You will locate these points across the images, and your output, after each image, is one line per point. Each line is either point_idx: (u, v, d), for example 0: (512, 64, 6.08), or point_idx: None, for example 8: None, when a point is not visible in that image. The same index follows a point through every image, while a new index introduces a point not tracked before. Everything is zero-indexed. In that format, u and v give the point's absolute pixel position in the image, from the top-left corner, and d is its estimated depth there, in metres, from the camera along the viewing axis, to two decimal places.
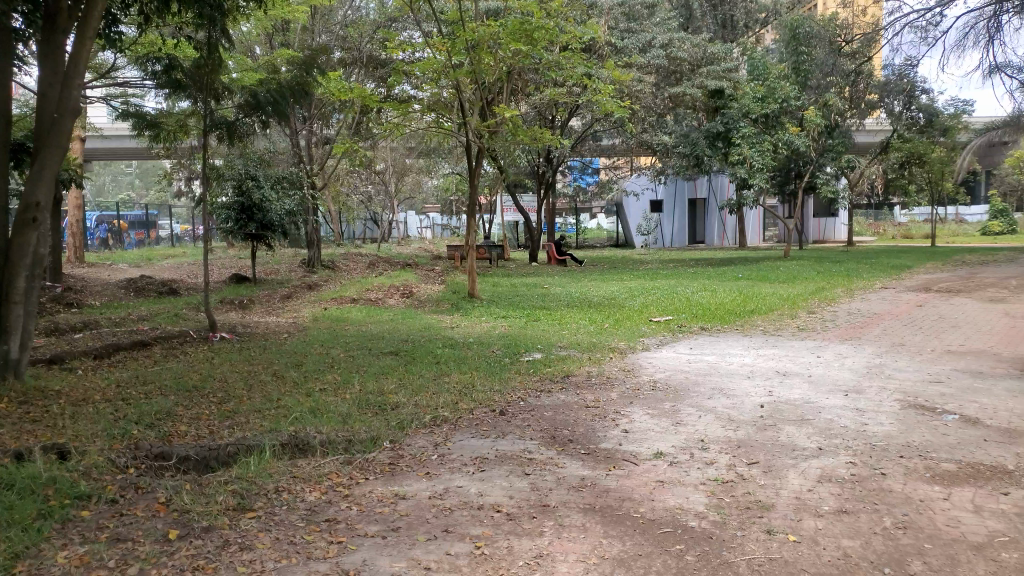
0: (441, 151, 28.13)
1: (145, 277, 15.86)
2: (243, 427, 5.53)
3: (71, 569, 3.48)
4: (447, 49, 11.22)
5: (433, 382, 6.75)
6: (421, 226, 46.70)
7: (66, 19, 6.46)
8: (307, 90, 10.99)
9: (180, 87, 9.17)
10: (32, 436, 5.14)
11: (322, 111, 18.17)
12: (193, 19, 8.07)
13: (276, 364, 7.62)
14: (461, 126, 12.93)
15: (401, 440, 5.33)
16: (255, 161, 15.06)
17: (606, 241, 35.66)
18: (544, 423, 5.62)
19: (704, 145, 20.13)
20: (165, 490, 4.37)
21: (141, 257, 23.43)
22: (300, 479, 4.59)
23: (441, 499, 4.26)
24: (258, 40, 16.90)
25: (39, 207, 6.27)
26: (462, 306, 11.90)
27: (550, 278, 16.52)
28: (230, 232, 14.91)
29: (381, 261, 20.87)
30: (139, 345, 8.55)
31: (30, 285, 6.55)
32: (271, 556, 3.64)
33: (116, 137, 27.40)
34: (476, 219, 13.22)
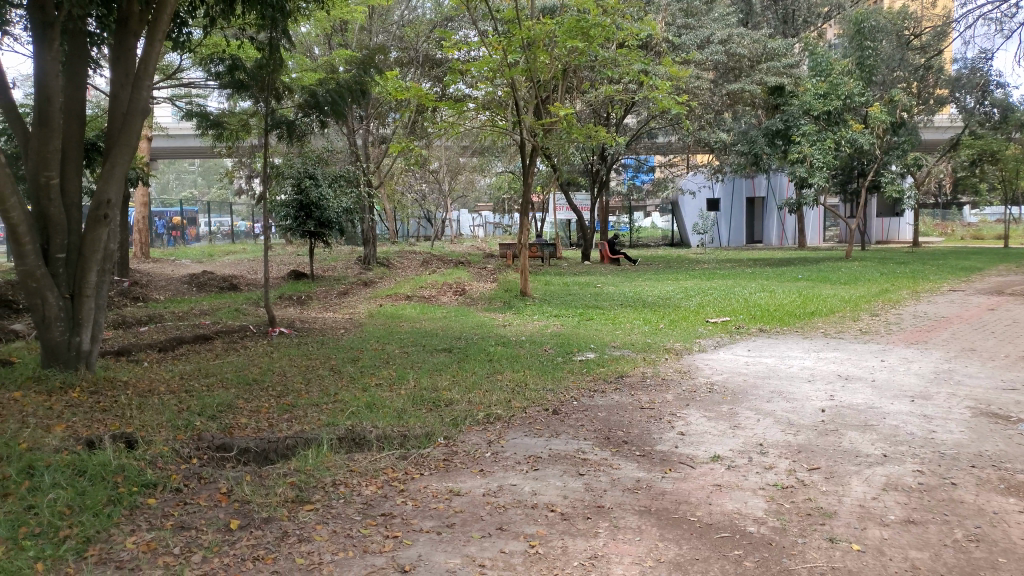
0: (495, 150, 28.23)
1: (208, 273, 16.34)
2: (300, 420, 5.64)
3: (139, 555, 3.59)
4: (503, 48, 11.24)
5: (486, 380, 6.77)
6: (474, 224, 46.99)
7: (137, 23, 6.66)
8: (365, 89, 11.16)
9: (243, 87, 9.40)
10: (102, 424, 5.33)
11: (379, 110, 18.43)
12: (256, 21, 8.25)
13: (332, 359, 7.74)
14: (517, 124, 12.96)
15: (455, 437, 5.35)
16: (314, 160, 15.35)
17: (661, 240, 35.27)
18: (598, 423, 5.58)
19: (763, 142, 19.87)
20: (227, 480, 4.48)
21: (204, 253, 24.14)
22: (357, 474, 4.65)
23: (496, 496, 4.26)
24: (317, 40, 17.22)
25: (110, 204, 6.48)
26: (516, 305, 11.92)
27: (605, 278, 16.43)
28: (289, 229, 15.22)
29: (434, 259, 21.04)
30: (201, 339, 8.80)
31: (101, 279, 6.79)
32: (329, 549, 3.69)
33: (182, 136, 28.23)
34: (529, 219, 13.02)
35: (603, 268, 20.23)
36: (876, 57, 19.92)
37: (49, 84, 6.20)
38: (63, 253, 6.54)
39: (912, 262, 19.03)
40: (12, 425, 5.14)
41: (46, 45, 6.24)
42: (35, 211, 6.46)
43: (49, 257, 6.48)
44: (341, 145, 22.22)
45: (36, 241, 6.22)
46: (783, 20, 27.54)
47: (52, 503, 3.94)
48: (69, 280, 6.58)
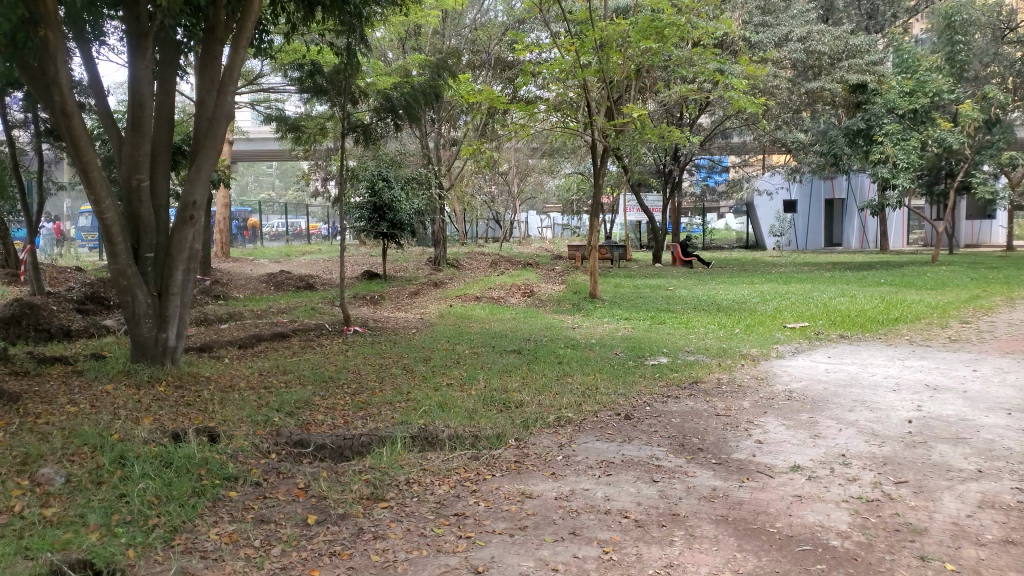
0: (565, 151, 28.18)
1: (285, 272, 16.80)
2: (374, 418, 5.73)
3: (221, 546, 3.71)
4: (576, 49, 11.22)
5: (556, 383, 6.74)
6: (542, 225, 47.11)
7: (223, 31, 6.86)
8: (437, 93, 11.30)
9: (321, 92, 9.66)
10: (187, 418, 5.52)
11: (451, 113, 18.62)
12: (335, 27, 8.44)
13: (405, 358, 7.84)
14: (588, 125, 12.92)
15: (526, 439, 5.34)
16: (387, 163, 15.63)
17: (735, 242, 34.57)
18: (672, 429, 5.49)
19: (843, 143, 18.99)
20: (304, 476, 4.59)
21: (281, 253, 24.89)
22: (430, 472, 4.70)
23: (568, 500, 4.24)
24: (390, 45, 17.54)
25: (196, 206, 6.73)
26: (585, 307, 11.85)
27: (676, 280, 16.21)
28: (363, 230, 15.51)
29: (503, 260, 21.13)
30: (280, 337, 9.05)
31: (186, 278, 7.06)
32: (403, 547, 3.73)
33: (261, 139, 29.16)
34: (600, 220, 12.90)
35: (674, 270, 19.94)
36: (968, 51, 19.35)
37: (141, 90, 6.47)
38: (151, 252, 6.83)
39: (1003, 267, 18.12)
40: (105, 417, 5.38)
41: (139, 54, 6.53)
42: (126, 212, 6.76)
43: (139, 256, 6.78)
44: (413, 148, 22.58)
45: (127, 241, 6.50)
46: (866, 15, 26.58)
47: (142, 491, 4.13)
48: (156, 278, 6.86)
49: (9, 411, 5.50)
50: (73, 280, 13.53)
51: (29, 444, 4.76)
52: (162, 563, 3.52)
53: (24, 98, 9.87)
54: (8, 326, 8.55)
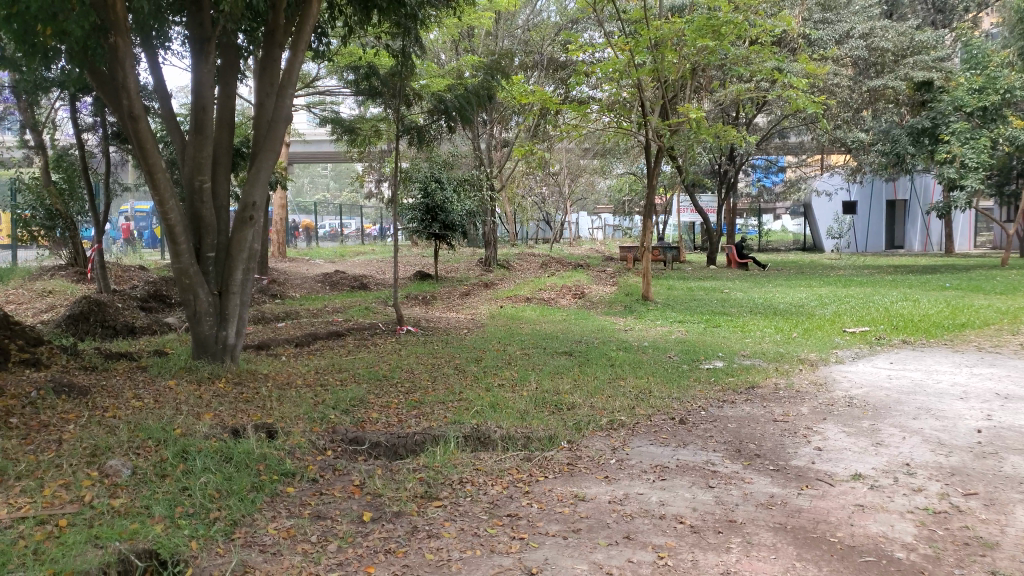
0: (617, 151, 27.99)
1: (339, 272, 17.08)
2: (427, 418, 5.77)
3: (280, 540, 3.78)
4: (630, 48, 11.14)
5: (609, 386, 6.68)
6: (593, 226, 46.94)
7: (282, 35, 6.98)
8: (491, 94, 11.37)
9: (376, 94, 9.77)
10: (246, 414, 5.65)
11: (503, 114, 18.66)
12: (390, 29, 8.51)
13: (457, 358, 7.88)
14: (642, 125, 12.82)
15: (578, 441, 5.32)
16: (439, 165, 15.77)
17: (792, 245, 33.88)
18: (728, 435, 5.39)
19: (907, 142, 18.23)
20: (359, 473, 4.65)
21: (336, 253, 25.32)
22: (483, 472, 4.71)
23: (622, 504, 4.20)
24: (444, 47, 17.70)
25: (255, 206, 6.88)
26: (637, 309, 11.73)
27: (731, 282, 15.95)
28: (416, 231, 15.65)
29: (555, 261, 21.11)
30: (335, 336, 9.19)
31: (246, 277, 7.22)
32: (457, 547, 3.75)
33: (317, 141, 29.70)
34: (653, 221, 12.75)
35: (729, 273, 19.60)
36: None
37: (203, 94, 6.64)
38: (212, 252, 7.01)
39: None
40: (168, 412, 5.54)
41: (202, 59, 6.69)
42: (189, 213, 6.95)
43: (200, 255, 6.96)
44: (466, 149, 22.74)
45: (190, 241, 6.69)
46: (934, 10, 25.72)
47: (204, 485, 4.24)
48: (217, 277, 7.05)
49: (78, 404, 5.70)
50: (137, 278, 13.97)
51: (98, 437, 4.93)
52: (224, 555, 3.61)
53: (94, 102, 10.25)
54: (77, 322, 8.89)
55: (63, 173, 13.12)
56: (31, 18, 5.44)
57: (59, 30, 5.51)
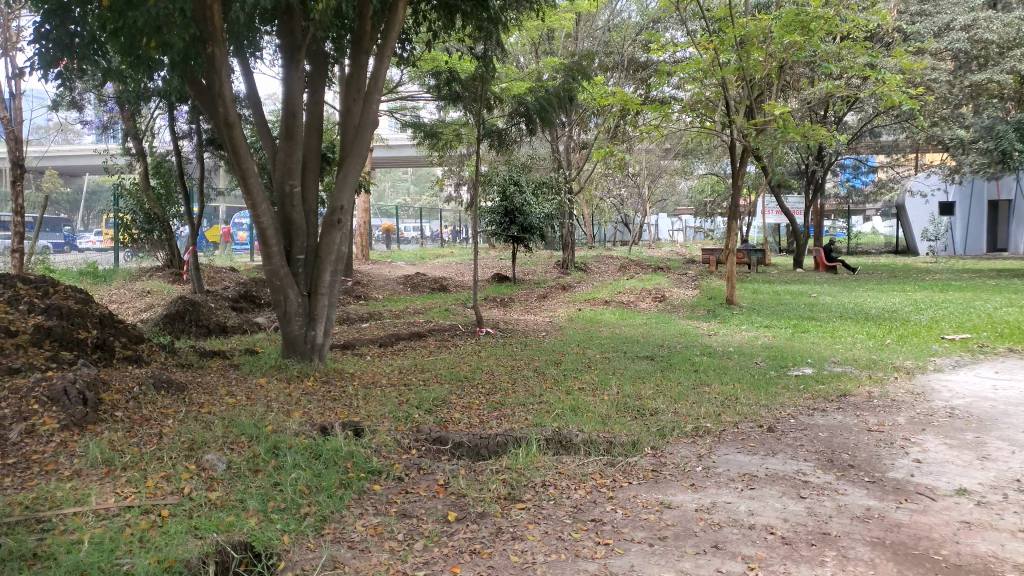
0: (700, 151, 27.46)
1: (420, 274, 17.36)
2: (509, 419, 5.80)
3: (368, 537, 3.85)
4: (714, 47, 10.95)
5: (693, 391, 6.55)
6: (673, 228, 46.33)
7: (369, 41, 7.12)
8: (571, 95, 11.38)
9: (458, 98, 9.90)
10: (333, 412, 5.79)
11: (582, 116, 18.58)
12: (473, 32, 8.59)
13: (537, 361, 7.88)
14: (726, 124, 12.58)
15: (663, 447, 5.23)
16: (518, 168, 15.88)
17: (884, 247, 32.52)
18: (819, 444, 5.21)
19: (1013, 138, 17.00)
20: (443, 473, 4.70)
21: (416, 256, 25.80)
22: (566, 476, 4.69)
23: (709, 513, 4.10)
24: (524, 50, 17.90)
25: (343, 210, 7.07)
26: (722, 313, 11.47)
27: (820, 286, 15.44)
28: (495, 233, 15.80)
29: (633, 264, 20.90)
30: (417, 337, 9.35)
31: (334, 279, 7.40)
32: (541, 550, 3.74)
33: (399, 146, 30.29)
34: (737, 224, 12.48)
35: (816, 276, 18.94)
36: None
37: (293, 100, 6.85)
38: (302, 254, 7.23)
39: None
40: (259, 408, 5.73)
41: (293, 66, 6.90)
42: (280, 217, 7.18)
43: (291, 258, 7.19)
44: (545, 151, 22.78)
45: (280, 243, 6.91)
46: None
47: (294, 481, 4.37)
48: (307, 278, 7.26)
49: (176, 399, 5.96)
50: (228, 280, 14.54)
51: (195, 432, 5.14)
52: (315, 550, 3.71)
53: (191, 110, 10.74)
54: (174, 321, 9.30)
55: (161, 178, 13.79)
56: (137, 31, 5.71)
57: (162, 42, 5.78)
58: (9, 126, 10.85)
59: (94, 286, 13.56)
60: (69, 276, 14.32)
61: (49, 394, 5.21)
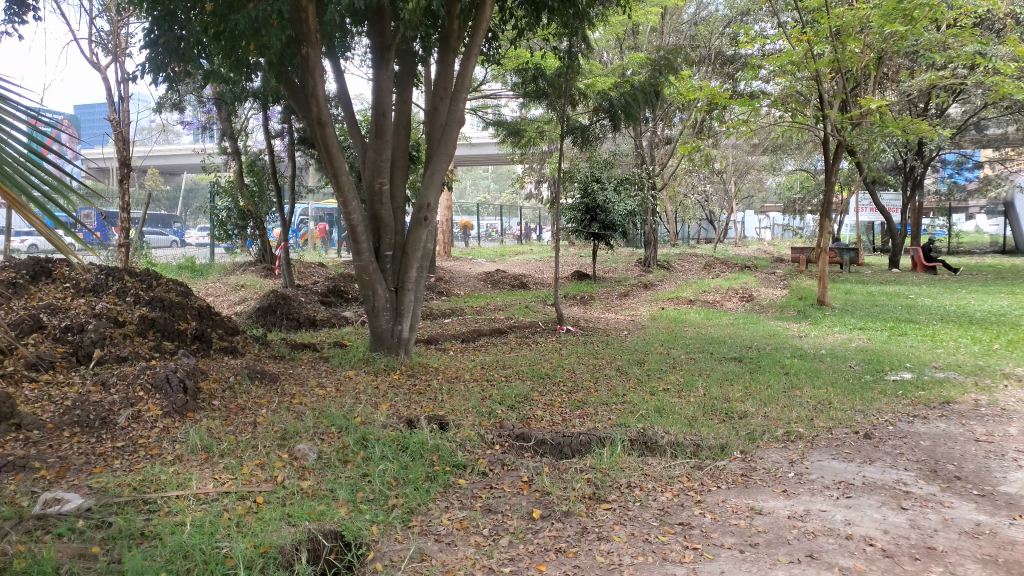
0: (790, 146, 26.63)
1: (501, 271, 17.48)
2: (592, 418, 5.74)
3: (454, 531, 3.88)
4: (808, 38, 10.60)
5: (784, 395, 6.34)
6: (759, 226, 45.18)
7: (456, 39, 7.18)
8: (658, 91, 11.25)
9: (542, 94, 9.90)
10: (419, 406, 5.88)
11: (668, 112, 18.32)
12: (558, 29, 8.57)
13: (620, 360, 7.79)
14: (818, 118, 12.17)
15: (752, 452, 5.09)
16: (600, 165, 15.78)
17: (991, 246, 30.74)
18: (921, 453, 4.97)
19: None
20: (527, 469, 4.70)
21: (497, 253, 25.90)
22: (652, 478, 4.60)
23: (803, 521, 3.96)
24: (608, 46, 17.82)
25: (429, 208, 7.16)
26: (812, 314, 11.11)
27: (919, 287, 14.72)
28: (576, 230, 15.77)
29: (719, 262, 20.47)
30: (497, 333, 9.42)
31: (421, 275, 7.52)
32: (628, 551, 3.68)
33: (482, 144, 30.60)
34: (829, 222, 12.04)
35: (914, 276, 18.09)
36: None
37: (383, 100, 6.99)
38: (390, 250, 7.39)
39: None
40: (348, 400, 5.87)
41: (383, 66, 7.03)
42: (369, 214, 7.34)
43: (379, 254, 7.36)
44: (629, 148, 22.57)
45: (370, 240, 7.08)
46: None
47: (382, 472, 4.46)
48: (394, 274, 7.40)
49: (269, 390, 6.17)
50: (317, 275, 14.98)
51: (287, 421, 5.31)
52: (403, 541, 3.76)
53: (284, 110, 11.09)
54: (266, 314, 9.65)
55: (255, 177, 14.46)
56: (237, 35, 5.92)
57: (260, 44, 5.95)
58: (118, 127, 11.48)
59: (192, 280, 14.22)
60: (170, 269, 15.03)
61: (152, 382, 5.49)
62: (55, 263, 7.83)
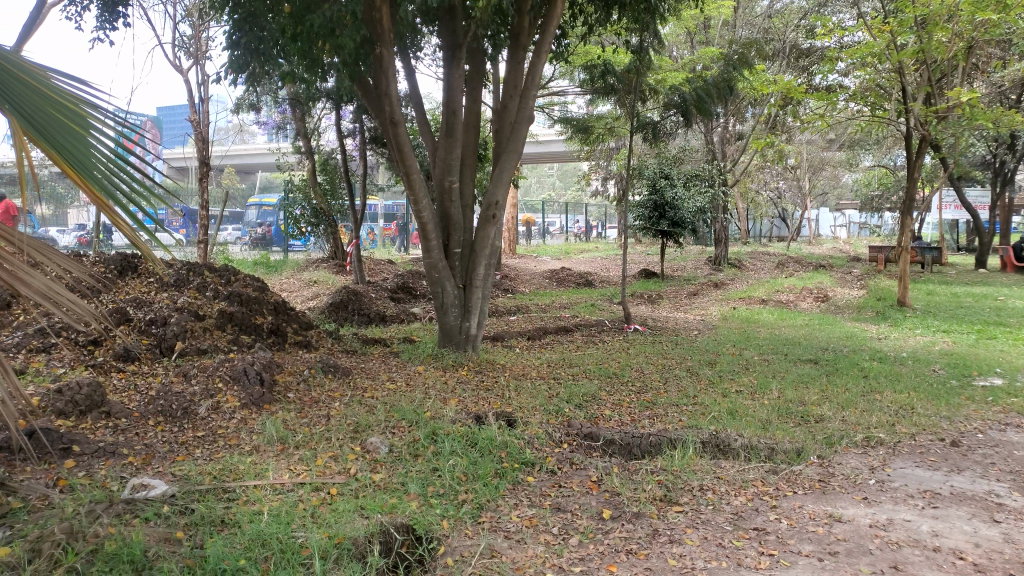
0: (869, 141, 25.71)
1: (567, 269, 17.42)
2: (662, 419, 5.66)
3: (523, 528, 3.88)
4: (891, 28, 10.22)
5: (863, 399, 6.12)
6: (835, 225, 43.82)
7: (526, 36, 7.16)
8: (731, 86, 11.08)
9: (612, 90, 9.81)
10: (487, 402, 5.91)
11: (740, 108, 17.96)
12: (629, 24, 8.48)
13: (690, 360, 7.66)
14: (900, 112, 11.73)
15: (831, 457, 4.92)
16: (669, 161, 15.58)
17: None
18: (1014, 464, 4.75)
19: None
20: (596, 469, 4.66)
21: (561, 252, 25.19)
22: (725, 481, 4.50)
23: (886, 530, 3.81)
24: (679, 42, 17.62)
25: (497, 205, 7.17)
26: (892, 316, 10.70)
27: (1009, 289, 14.02)
28: (644, 228, 15.59)
29: (792, 261, 19.94)
30: (563, 331, 9.38)
31: (489, 273, 7.54)
32: (701, 555, 3.61)
33: (549, 141, 30.59)
34: (910, 219, 11.59)
35: (1003, 277, 17.25)
36: None
37: (454, 98, 7.04)
38: (459, 247, 7.42)
39: None
40: (418, 395, 5.95)
41: (454, 64, 7.07)
42: (439, 212, 7.41)
43: (448, 251, 7.41)
44: (699, 144, 22.22)
45: (439, 237, 7.15)
46: None
47: (452, 467, 4.49)
48: (463, 271, 7.45)
49: (342, 383, 6.30)
50: (387, 272, 15.23)
51: (359, 415, 5.40)
52: (473, 537, 3.78)
53: (356, 108, 11.33)
54: (338, 309, 9.85)
55: (327, 175, 14.79)
56: (313, 35, 6.05)
57: (335, 45, 6.05)
58: (198, 127, 11.89)
59: (267, 276, 14.65)
60: (246, 265, 15.51)
61: (231, 374, 5.68)
62: (141, 259, 8.18)
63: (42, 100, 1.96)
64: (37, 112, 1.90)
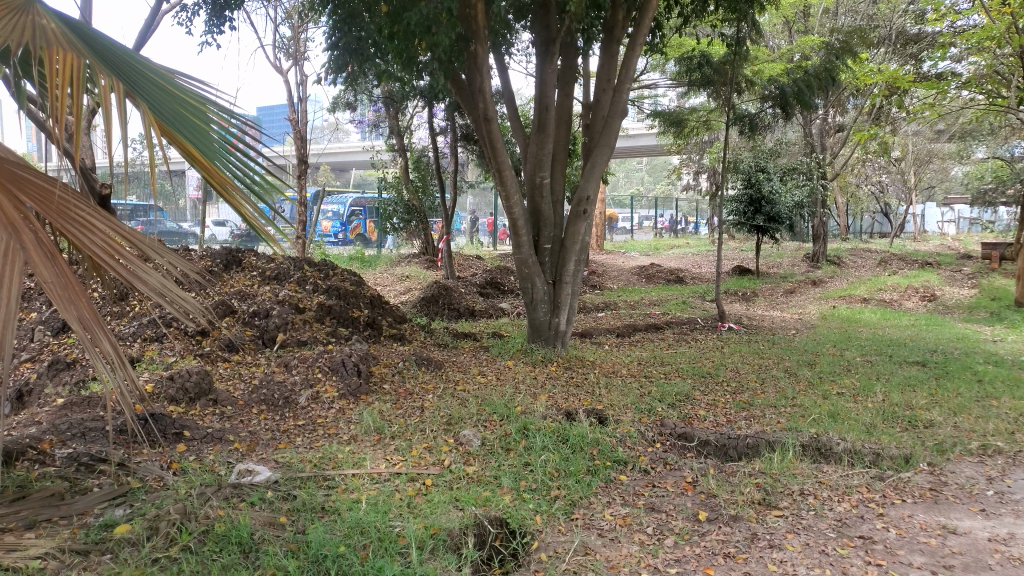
0: (983, 131, 24.20)
1: (657, 265, 17.19)
2: (759, 421, 5.50)
3: (617, 527, 3.85)
4: (1011, 11, 9.58)
5: (977, 405, 5.78)
6: (942, 220, 41.52)
7: (620, 28, 7.07)
8: (832, 76, 10.65)
9: (706, 82, 9.57)
10: (578, 398, 5.89)
11: (841, 99, 17.25)
12: (727, 14, 8.25)
13: (787, 360, 7.41)
14: (1020, 99, 10.98)
15: (942, 465, 4.67)
16: (765, 155, 15.13)
17: None
18: None
19: None
20: (691, 470, 4.57)
21: (650, 249, 24.80)
22: (827, 487, 4.33)
23: (1006, 545, 3.60)
24: (776, 30, 17.08)
25: (588, 201, 7.12)
26: (1009, 317, 10.06)
27: None
28: (739, 223, 15.20)
29: (896, 258, 19.03)
30: (653, 328, 9.24)
31: (579, 267, 7.53)
32: (804, 562, 3.48)
33: (639, 135, 30.19)
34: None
35: None
36: None
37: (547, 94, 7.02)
38: (549, 243, 7.43)
39: None
40: (509, 390, 5.98)
41: (547, 59, 7.05)
42: (530, 208, 7.42)
43: (538, 247, 7.42)
44: (796, 137, 21.49)
45: (529, 233, 7.16)
46: None
47: (544, 463, 4.50)
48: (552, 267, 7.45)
49: (434, 376, 6.41)
50: (475, 267, 15.42)
51: (452, 408, 5.48)
52: (566, 533, 3.77)
53: (448, 106, 11.51)
54: (429, 303, 10.02)
55: (419, 172, 15.11)
56: (409, 34, 6.12)
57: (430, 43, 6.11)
58: (297, 126, 12.34)
59: (361, 270, 15.07)
60: (341, 260, 15.99)
61: (329, 365, 5.87)
62: (244, 253, 8.55)
63: (170, 99, 2.28)
64: (167, 108, 2.21)
